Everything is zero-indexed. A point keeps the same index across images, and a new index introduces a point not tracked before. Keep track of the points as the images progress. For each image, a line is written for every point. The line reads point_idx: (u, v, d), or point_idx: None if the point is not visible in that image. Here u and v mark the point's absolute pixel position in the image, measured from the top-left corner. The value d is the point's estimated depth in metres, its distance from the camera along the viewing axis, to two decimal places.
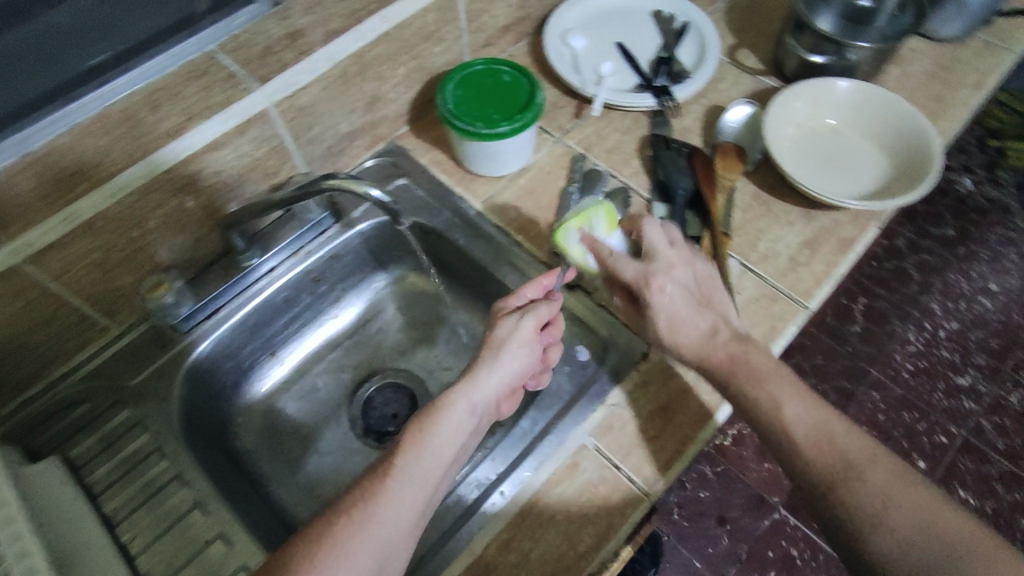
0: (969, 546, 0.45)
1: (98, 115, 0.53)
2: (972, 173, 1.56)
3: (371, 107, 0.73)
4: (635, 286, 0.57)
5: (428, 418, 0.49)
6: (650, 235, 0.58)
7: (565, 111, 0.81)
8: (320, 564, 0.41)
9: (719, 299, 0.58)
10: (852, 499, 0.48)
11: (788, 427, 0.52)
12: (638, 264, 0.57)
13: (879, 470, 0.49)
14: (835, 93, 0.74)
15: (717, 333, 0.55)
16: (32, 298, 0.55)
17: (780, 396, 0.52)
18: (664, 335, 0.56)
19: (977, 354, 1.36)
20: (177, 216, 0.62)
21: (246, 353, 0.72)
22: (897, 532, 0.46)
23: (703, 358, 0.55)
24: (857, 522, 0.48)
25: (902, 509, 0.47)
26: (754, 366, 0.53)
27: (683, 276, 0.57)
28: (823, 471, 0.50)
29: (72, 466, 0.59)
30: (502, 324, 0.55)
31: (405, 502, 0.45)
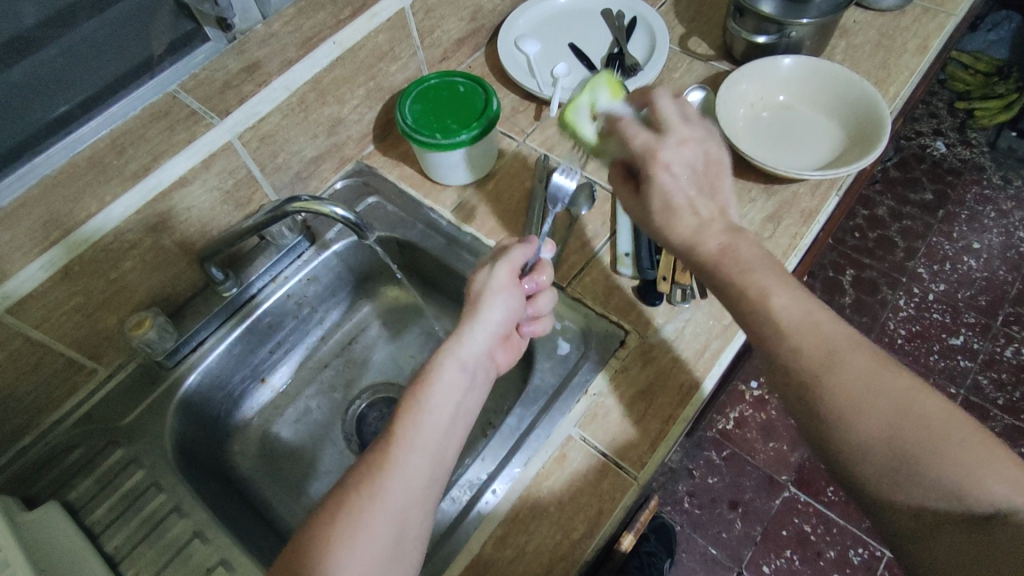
0: (959, 435, 0.41)
1: (66, 164, 0.55)
2: (943, 136, 1.58)
3: (334, 130, 0.75)
4: (641, 157, 0.52)
5: (419, 381, 0.50)
6: (664, 105, 0.53)
7: (526, 115, 0.83)
8: (338, 542, 0.42)
9: (724, 186, 0.52)
10: (832, 389, 0.43)
11: (774, 316, 0.46)
12: (648, 134, 0.52)
13: (860, 355, 0.44)
14: (781, 71, 0.77)
15: (710, 221, 0.50)
16: (16, 347, 0.56)
17: (769, 287, 0.47)
18: (658, 216, 0.52)
19: (967, 312, 1.37)
20: (154, 255, 0.64)
21: (236, 381, 0.73)
22: (879, 419, 0.42)
23: (695, 244, 0.50)
24: (837, 411, 0.43)
25: (884, 396, 0.42)
26: (743, 256, 0.49)
27: (693, 156, 0.52)
28: (805, 361, 0.45)
29: (71, 508, 0.60)
30: (478, 277, 0.56)
31: (412, 468, 0.46)
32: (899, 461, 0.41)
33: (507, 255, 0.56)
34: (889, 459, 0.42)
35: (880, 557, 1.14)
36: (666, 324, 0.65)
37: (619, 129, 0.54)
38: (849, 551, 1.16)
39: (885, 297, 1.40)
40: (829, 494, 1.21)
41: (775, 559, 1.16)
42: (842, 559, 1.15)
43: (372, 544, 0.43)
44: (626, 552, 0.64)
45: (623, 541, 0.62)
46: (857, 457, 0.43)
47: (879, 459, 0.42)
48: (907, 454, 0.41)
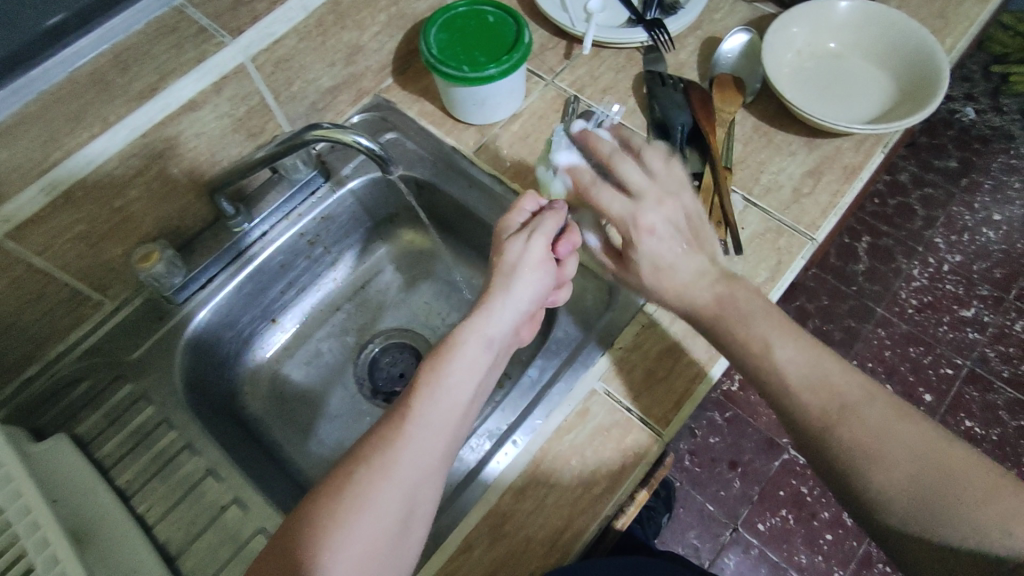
0: (977, 481, 0.43)
1: (65, 80, 0.52)
2: (975, 101, 1.45)
3: (352, 59, 0.70)
4: (623, 225, 0.53)
5: (440, 356, 0.49)
6: (628, 164, 0.54)
7: (555, 53, 0.77)
8: (346, 512, 0.41)
9: (707, 235, 0.55)
10: (850, 442, 0.46)
11: (781, 371, 0.49)
12: (624, 201, 0.53)
13: (877, 407, 0.47)
14: (835, 16, 0.72)
15: (705, 275, 0.53)
16: (18, 275, 0.53)
17: (771, 338, 0.50)
18: (648, 279, 0.54)
19: (981, 286, 1.29)
20: (161, 185, 0.60)
21: (246, 322, 0.71)
22: (899, 470, 0.45)
23: (690, 301, 0.52)
24: (856, 462, 0.46)
25: (902, 448, 0.45)
26: (742, 307, 0.51)
27: (670, 214, 0.53)
28: (818, 414, 0.47)
29: (80, 442, 0.58)
30: (510, 249, 0.54)
31: (426, 444, 0.45)
32: (924, 510, 0.44)
33: (542, 225, 0.54)
34: (913, 508, 0.44)
35: None
36: None
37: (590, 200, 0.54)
38: (843, 512, 1.16)
39: (899, 267, 1.33)
40: None
41: (770, 518, 1.16)
42: (836, 520, 1.15)
43: (379, 517, 0.42)
44: (617, 534, 0.56)
45: (619, 518, 0.54)
46: (879, 505, 0.46)
47: (904, 507, 0.45)
48: (929, 502, 0.44)
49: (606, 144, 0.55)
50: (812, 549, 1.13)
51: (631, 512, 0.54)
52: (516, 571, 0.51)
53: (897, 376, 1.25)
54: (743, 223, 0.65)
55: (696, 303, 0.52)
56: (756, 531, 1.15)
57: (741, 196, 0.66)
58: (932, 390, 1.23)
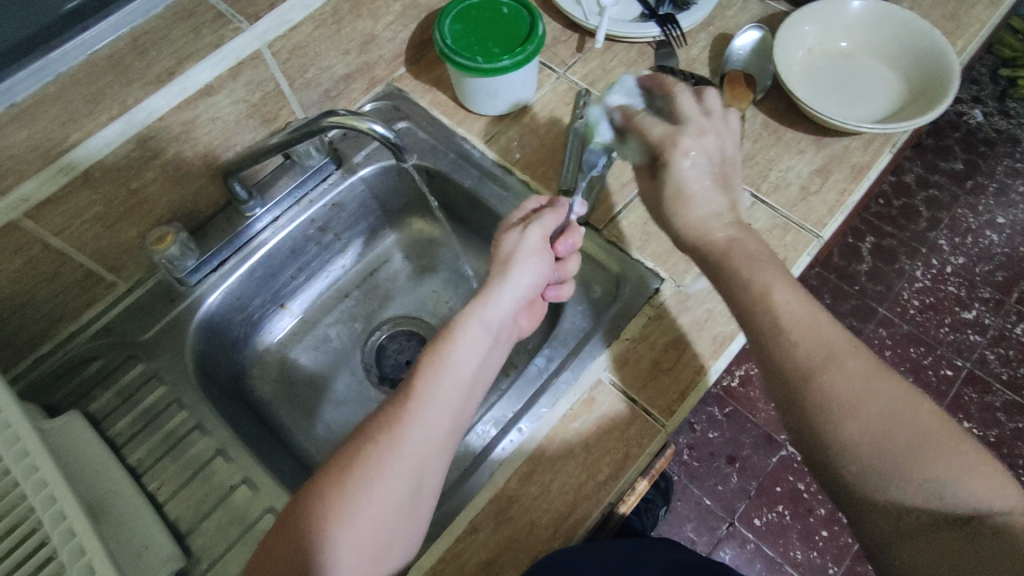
0: (945, 441, 0.41)
1: (84, 62, 0.52)
2: (982, 104, 1.45)
3: (367, 47, 0.71)
4: (660, 146, 0.54)
5: (443, 340, 0.50)
6: (682, 98, 0.56)
7: (567, 46, 0.78)
8: (356, 486, 0.42)
9: (735, 181, 0.55)
10: (825, 390, 0.44)
11: (776, 311, 0.47)
12: (667, 124, 0.54)
13: (857, 360, 0.44)
14: (847, 16, 0.73)
15: (723, 215, 0.53)
16: (34, 254, 0.54)
17: (773, 281, 0.48)
18: (667, 204, 0.54)
19: (983, 288, 1.30)
20: (176, 169, 0.61)
21: (256, 306, 0.72)
22: (870, 422, 0.42)
23: (704, 234, 0.52)
24: (828, 412, 0.43)
25: (876, 400, 0.43)
26: (753, 253, 0.51)
27: (710, 146, 0.53)
28: (801, 360, 0.45)
29: (92, 419, 0.59)
30: (508, 239, 0.56)
31: (431, 421, 0.46)
32: (886, 465, 0.42)
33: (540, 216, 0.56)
34: (875, 461, 0.42)
35: None
36: (704, 275, 0.63)
37: (635, 124, 0.56)
38: (839, 509, 1.17)
39: (902, 267, 1.33)
40: None
41: (767, 513, 1.17)
42: (832, 517, 1.16)
43: (387, 493, 0.43)
44: (619, 518, 0.58)
45: (622, 505, 0.55)
46: (841, 457, 0.43)
47: (866, 460, 0.42)
48: (893, 457, 0.41)
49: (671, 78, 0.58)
50: (807, 545, 1.14)
51: (631, 500, 0.56)
52: (520, 554, 0.52)
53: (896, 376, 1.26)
54: (750, 219, 0.65)
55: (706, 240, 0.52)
56: (752, 525, 1.16)
57: (749, 192, 0.67)
58: (931, 391, 1.23)
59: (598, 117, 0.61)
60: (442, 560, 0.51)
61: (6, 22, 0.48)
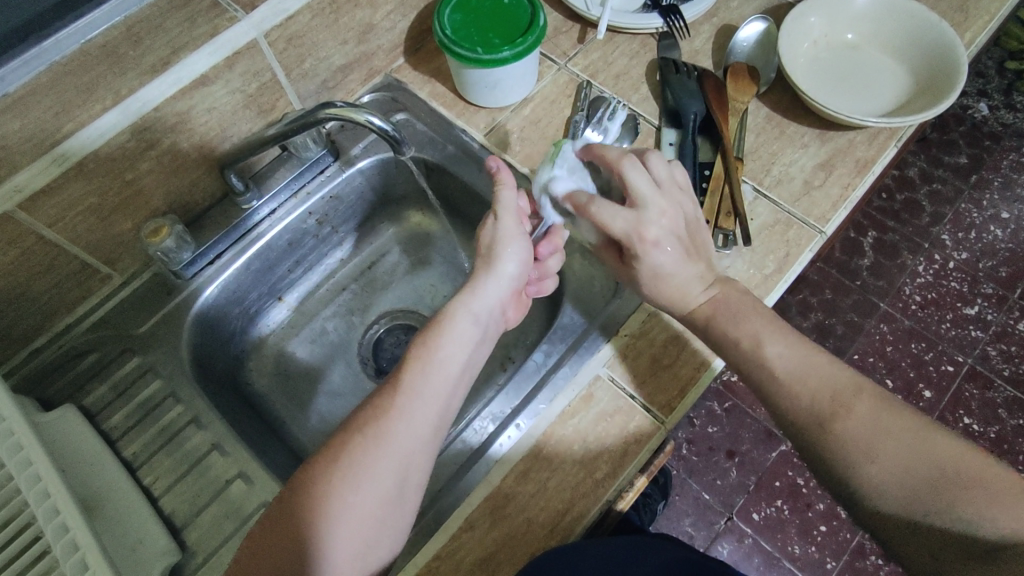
0: (968, 472, 0.42)
1: (77, 52, 0.50)
2: (988, 98, 1.44)
3: (365, 37, 0.70)
4: (627, 239, 0.53)
5: (430, 332, 0.50)
6: (632, 177, 0.52)
7: (568, 37, 0.77)
8: (341, 478, 0.42)
9: (703, 240, 0.56)
10: (836, 434, 0.47)
11: (770, 365, 0.51)
12: (627, 216, 0.52)
13: (864, 400, 0.47)
14: (853, 8, 0.72)
15: (700, 281, 0.55)
16: (28, 246, 0.53)
17: (762, 335, 0.52)
18: (648, 285, 0.55)
19: (986, 283, 1.29)
20: (172, 160, 0.60)
21: (253, 299, 0.71)
22: (887, 460, 0.45)
23: (687, 303, 0.55)
24: (844, 452, 0.46)
25: (887, 437, 0.45)
26: (735, 309, 0.54)
27: (675, 226, 0.53)
28: (807, 406, 0.49)
29: (87, 413, 0.59)
30: (483, 232, 0.55)
31: (418, 413, 0.45)
32: (910, 499, 0.44)
33: (502, 202, 0.54)
34: (899, 496, 0.44)
35: None
36: None
37: (591, 216, 0.53)
38: (838, 505, 1.17)
39: (905, 262, 1.32)
40: None
41: (765, 508, 1.17)
42: (831, 512, 1.16)
43: (374, 485, 0.43)
44: (616, 514, 0.57)
45: (619, 501, 0.55)
46: (866, 496, 0.46)
47: (891, 497, 0.44)
48: (914, 491, 0.43)
49: (614, 151, 0.54)
50: (805, 539, 1.14)
51: (629, 496, 0.55)
52: (516, 551, 0.51)
53: (897, 372, 1.25)
54: (752, 214, 0.64)
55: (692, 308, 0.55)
56: (750, 520, 1.16)
57: (751, 186, 0.66)
58: (931, 387, 1.23)
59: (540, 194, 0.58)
60: (437, 556, 0.51)
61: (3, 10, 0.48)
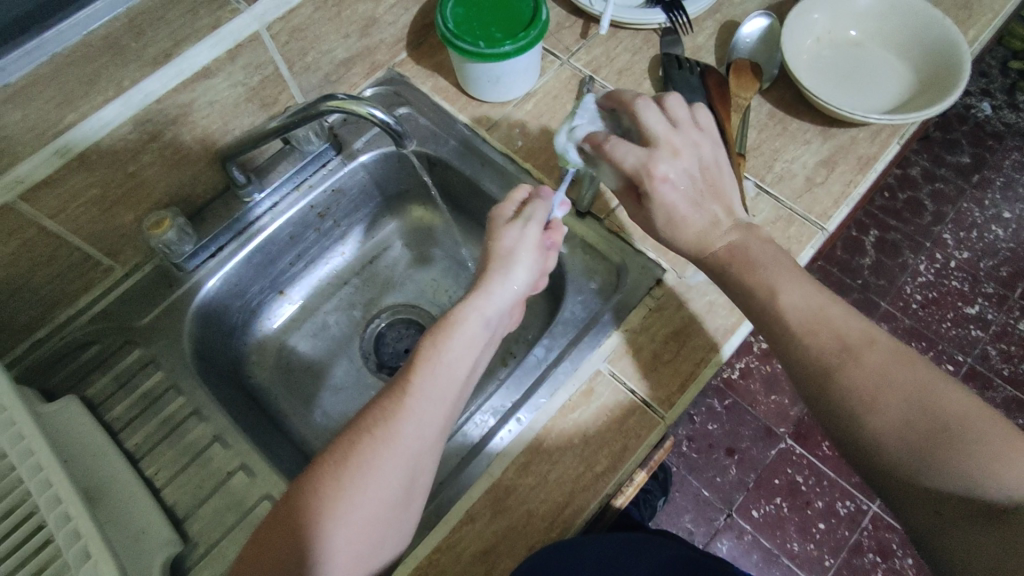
0: (973, 427, 0.43)
1: (78, 44, 0.49)
2: (991, 97, 1.43)
3: (367, 31, 0.70)
4: (637, 177, 0.53)
5: (439, 333, 0.49)
6: (646, 115, 0.54)
7: (571, 32, 0.77)
8: (350, 480, 0.42)
9: (723, 186, 0.56)
10: (846, 386, 0.46)
11: (782, 314, 0.50)
12: (639, 152, 0.53)
13: (877, 351, 0.47)
14: (857, 5, 0.72)
15: (718, 224, 0.54)
16: (29, 237, 0.54)
17: (778, 284, 0.51)
18: (662, 229, 0.55)
19: (986, 283, 1.29)
20: (174, 153, 0.60)
21: (255, 292, 0.72)
22: (894, 413, 0.45)
23: (704, 247, 0.54)
24: (852, 404, 0.46)
25: (898, 390, 0.45)
26: (754, 256, 0.53)
27: (688, 165, 0.54)
28: (818, 357, 0.48)
29: (90, 404, 0.59)
30: (507, 234, 0.54)
31: (426, 416, 0.45)
32: (916, 452, 0.44)
33: (535, 211, 0.54)
34: (904, 448, 0.44)
35: (866, 511, 1.16)
36: None
37: (607, 154, 0.54)
38: (837, 502, 1.17)
39: (906, 261, 1.32)
40: (825, 448, 1.21)
41: (765, 505, 1.17)
42: (830, 510, 1.16)
43: (382, 487, 0.43)
44: (617, 509, 0.57)
45: (618, 498, 0.55)
46: (873, 449, 0.46)
47: (895, 450, 0.45)
48: (922, 443, 0.44)
49: (630, 92, 0.56)
50: (804, 537, 1.14)
51: (629, 490, 0.56)
52: (516, 544, 0.51)
53: None
54: (754, 211, 0.64)
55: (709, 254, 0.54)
56: (749, 517, 1.16)
57: (753, 183, 0.66)
58: None
59: (567, 145, 0.56)
60: (437, 549, 0.51)
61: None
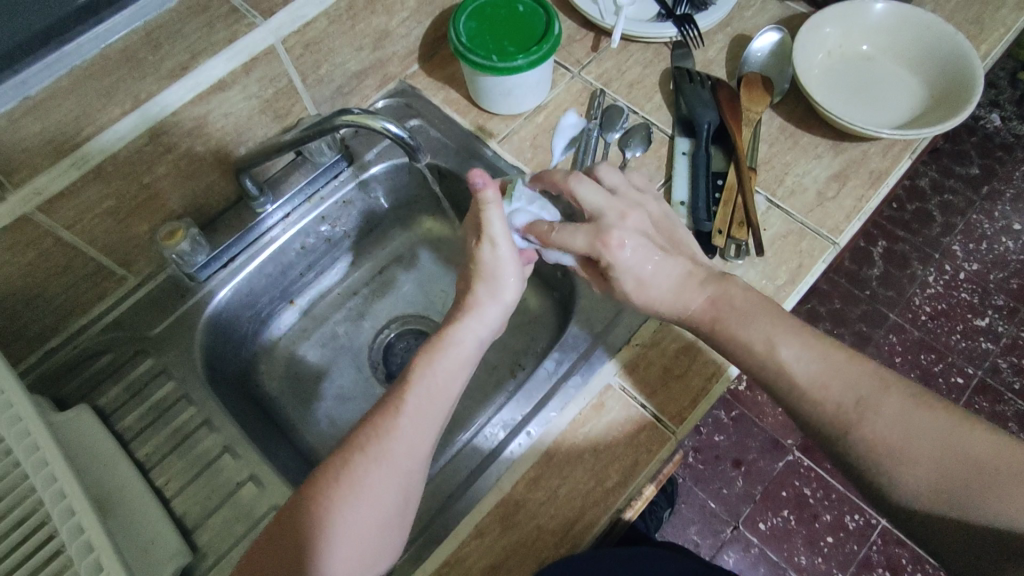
0: (1008, 465, 0.42)
1: (97, 56, 0.50)
2: (1000, 108, 1.42)
3: (380, 44, 0.70)
4: (593, 253, 0.53)
5: (430, 354, 0.49)
6: (582, 194, 0.54)
7: (582, 45, 0.77)
8: (343, 497, 0.42)
9: (681, 236, 0.56)
10: (863, 441, 0.45)
11: (787, 371, 0.48)
12: (585, 232, 0.53)
13: (892, 399, 0.45)
14: (868, 19, 0.72)
15: (691, 278, 0.53)
16: (45, 248, 0.54)
17: (775, 337, 0.49)
18: (633, 294, 0.54)
19: (997, 295, 1.28)
20: (188, 163, 0.61)
21: (265, 303, 0.72)
22: (921, 464, 0.43)
23: (683, 308, 0.53)
24: (874, 460, 0.45)
25: (923, 438, 0.44)
26: (739, 306, 0.51)
27: (638, 224, 0.53)
28: (831, 413, 0.46)
29: (102, 413, 0.59)
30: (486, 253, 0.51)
31: (418, 436, 0.45)
32: (950, 500, 0.43)
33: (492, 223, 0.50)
34: (940, 499, 0.43)
35: (875, 525, 1.15)
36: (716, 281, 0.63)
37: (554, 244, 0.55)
38: (845, 516, 1.16)
39: (915, 272, 1.32)
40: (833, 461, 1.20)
41: (772, 518, 1.16)
42: (838, 523, 1.15)
43: (375, 505, 0.43)
44: (625, 524, 0.56)
45: (628, 510, 0.54)
46: (907, 501, 0.44)
47: (932, 501, 0.43)
48: (950, 493, 0.43)
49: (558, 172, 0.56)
50: (812, 551, 1.13)
51: (638, 505, 0.55)
52: (526, 559, 0.51)
53: None
54: (765, 225, 0.64)
55: (691, 312, 0.52)
56: (756, 530, 1.16)
57: (764, 197, 0.66)
58: None
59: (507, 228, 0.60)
60: (447, 563, 0.51)
61: (20, 16, 0.47)
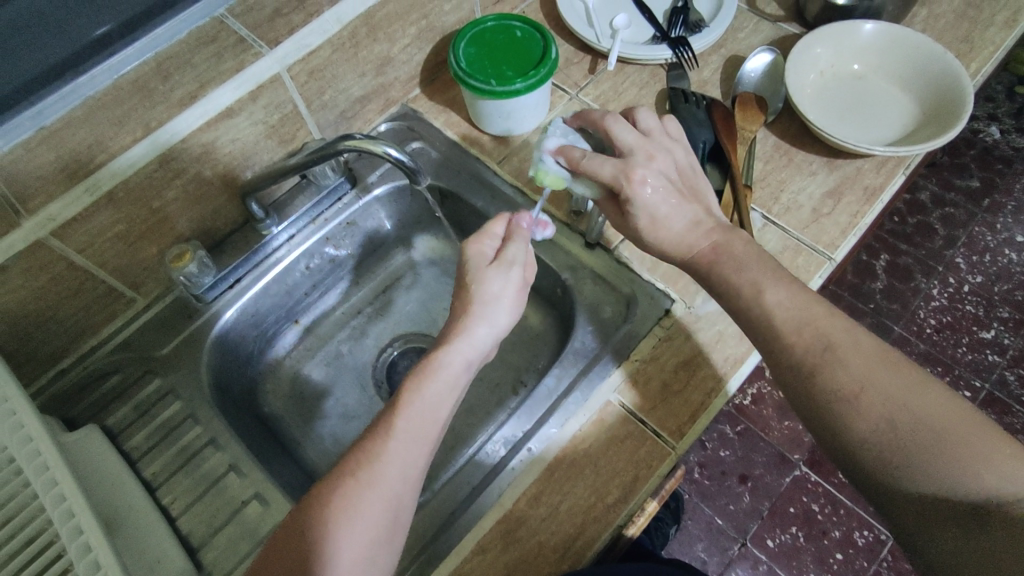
0: (956, 427, 0.43)
1: (109, 87, 0.52)
2: (998, 122, 1.43)
3: (382, 70, 0.72)
4: (616, 184, 0.54)
5: (420, 377, 0.49)
6: (618, 130, 0.56)
7: (579, 68, 0.79)
8: (333, 524, 0.43)
9: (699, 188, 0.57)
10: (830, 384, 0.46)
11: (769, 311, 0.50)
12: (614, 162, 0.54)
13: (859, 354, 0.46)
14: (859, 39, 0.74)
15: (701, 225, 0.54)
16: (57, 272, 0.56)
17: (761, 280, 0.51)
18: (646, 232, 0.55)
19: (1002, 307, 1.28)
20: (196, 187, 0.62)
21: (271, 322, 0.73)
22: (875, 412, 0.45)
23: (689, 247, 0.54)
24: (832, 404, 0.46)
25: (883, 392, 0.45)
26: (738, 256, 0.53)
27: (663, 168, 0.55)
28: (803, 355, 0.48)
29: (110, 432, 0.60)
30: (491, 280, 0.51)
31: (409, 460, 0.46)
32: (896, 452, 0.44)
33: (513, 252, 0.52)
34: (887, 449, 0.44)
35: (885, 541, 1.13)
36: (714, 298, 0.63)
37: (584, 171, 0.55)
38: (854, 532, 1.15)
39: (918, 285, 1.32)
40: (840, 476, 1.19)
41: (780, 535, 1.15)
42: (847, 540, 1.14)
43: (366, 528, 0.43)
44: (628, 540, 0.56)
45: (630, 527, 0.54)
46: (859, 452, 0.45)
47: (878, 452, 0.44)
48: (901, 446, 0.44)
49: (599, 111, 0.59)
50: (821, 568, 1.12)
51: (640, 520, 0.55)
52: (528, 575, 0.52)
53: None
54: (762, 241, 0.65)
55: (694, 253, 0.54)
56: (764, 547, 1.14)
57: (760, 214, 0.67)
58: None
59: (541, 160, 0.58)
60: None
61: (41, 49, 0.49)
